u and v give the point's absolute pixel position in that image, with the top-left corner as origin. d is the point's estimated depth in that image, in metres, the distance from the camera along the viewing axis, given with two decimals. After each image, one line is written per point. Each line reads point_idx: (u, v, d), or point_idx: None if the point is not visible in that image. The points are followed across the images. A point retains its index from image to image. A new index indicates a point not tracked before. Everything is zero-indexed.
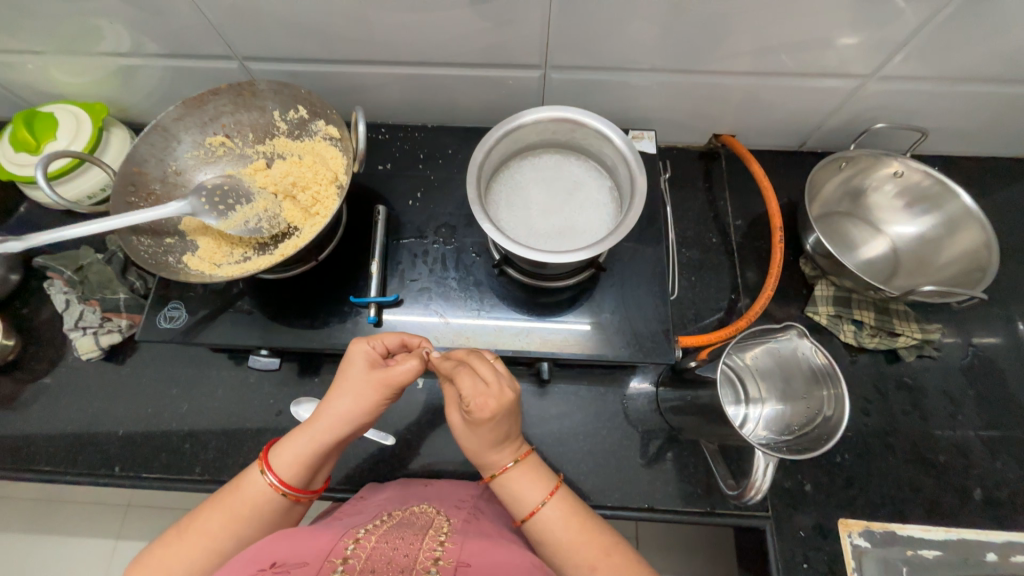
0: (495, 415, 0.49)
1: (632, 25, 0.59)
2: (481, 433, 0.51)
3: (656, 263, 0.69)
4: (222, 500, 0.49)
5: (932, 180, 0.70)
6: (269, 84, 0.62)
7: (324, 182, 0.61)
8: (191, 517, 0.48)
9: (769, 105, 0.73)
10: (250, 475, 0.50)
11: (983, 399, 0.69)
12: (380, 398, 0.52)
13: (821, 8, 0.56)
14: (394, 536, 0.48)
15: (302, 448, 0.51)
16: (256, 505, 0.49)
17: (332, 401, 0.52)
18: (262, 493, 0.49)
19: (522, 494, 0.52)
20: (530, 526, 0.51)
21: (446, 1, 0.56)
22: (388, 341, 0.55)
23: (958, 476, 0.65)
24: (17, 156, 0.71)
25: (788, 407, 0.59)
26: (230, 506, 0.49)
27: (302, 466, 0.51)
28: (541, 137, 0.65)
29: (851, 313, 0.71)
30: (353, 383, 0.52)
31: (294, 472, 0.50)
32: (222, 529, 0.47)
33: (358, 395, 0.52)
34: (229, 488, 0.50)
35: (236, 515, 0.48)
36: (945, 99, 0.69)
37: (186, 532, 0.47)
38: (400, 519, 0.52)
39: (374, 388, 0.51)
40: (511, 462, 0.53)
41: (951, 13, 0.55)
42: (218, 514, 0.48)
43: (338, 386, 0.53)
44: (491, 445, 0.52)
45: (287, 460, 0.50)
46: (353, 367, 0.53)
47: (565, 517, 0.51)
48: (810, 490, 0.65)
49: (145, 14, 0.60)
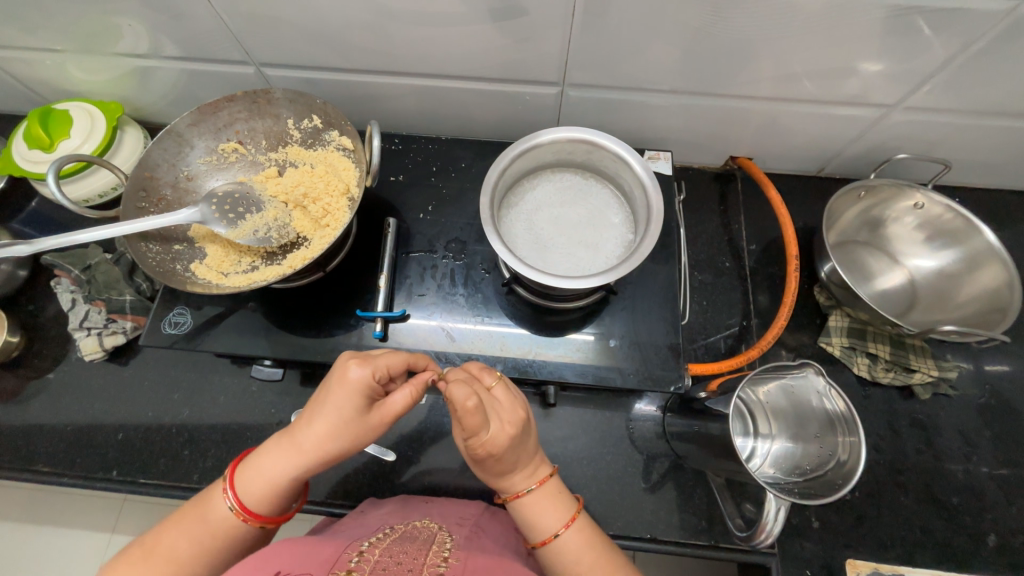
0: (496, 450, 0.47)
1: (653, 47, 0.58)
2: (484, 461, 0.50)
3: (668, 287, 0.67)
4: (187, 520, 0.47)
5: (953, 214, 0.68)
6: (284, 92, 0.61)
7: (335, 193, 0.60)
8: (162, 530, 0.47)
9: (788, 131, 0.72)
10: (216, 497, 0.49)
11: (999, 440, 0.67)
12: (371, 429, 0.50)
13: (848, 38, 0.55)
14: (398, 549, 0.47)
15: (281, 476, 0.49)
16: (225, 531, 0.48)
17: (318, 427, 0.49)
18: (231, 520, 0.48)
19: (536, 520, 0.51)
20: (542, 552, 0.51)
21: (466, 17, 0.56)
22: (389, 365, 0.51)
23: (971, 520, 0.63)
24: (31, 153, 0.71)
25: (799, 447, 0.58)
26: (198, 524, 0.47)
27: (276, 493, 0.49)
28: (556, 157, 0.65)
29: (866, 346, 0.69)
30: (343, 417, 0.49)
31: (266, 502, 0.49)
32: (191, 553, 0.46)
33: (348, 426, 0.49)
34: (200, 503, 0.49)
35: (204, 533, 0.47)
36: (970, 131, 0.67)
37: (155, 548, 0.46)
38: (402, 534, 0.51)
39: (372, 426, 0.49)
40: (531, 487, 0.52)
41: (982, 48, 0.54)
42: (186, 536, 0.47)
43: (324, 416, 0.49)
44: (496, 472, 0.51)
45: (261, 492, 0.48)
46: (346, 398, 0.49)
47: (575, 541, 0.50)
48: (818, 527, 0.63)
49: (164, 17, 0.60)
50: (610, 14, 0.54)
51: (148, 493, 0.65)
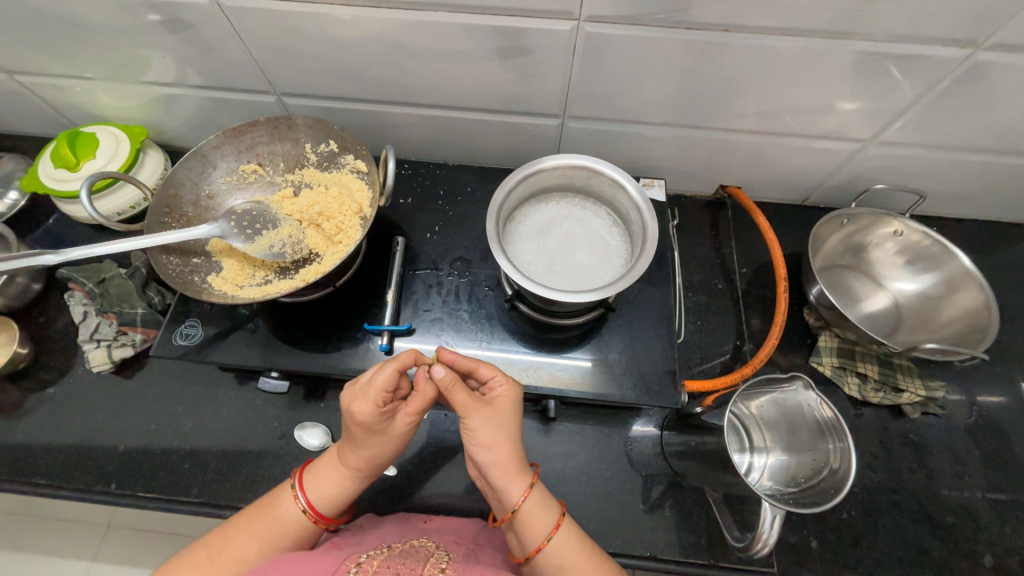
0: (518, 399, 0.55)
1: (647, 83, 0.63)
2: (507, 425, 0.52)
3: (663, 306, 0.70)
4: (250, 523, 0.51)
5: (931, 240, 0.72)
6: (304, 119, 0.65)
7: (348, 213, 0.63)
8: (222, 537, 0.50)
9: (773, 162, 0.77)
10: (281, 499, 0.53)
11: (989, 459, 0.69)
12: (408, 434, 0.54)
13: (823, 79, 0.60)
14: (396, 561, 0.49)
15: (341, 485, 0.54)
16: (293, 533, 0.52)
17: (362, 450, 0.52)
18: (297, 518, 0.52)
19: (527, 527, 0.50)
20: (554, 547, 0.50)
21: (475, 55, 0.61)
22: (381, 382, 0.50)
23: (966, 539, 0.64)
24: (57, 172, 0.75)
25: (794, 458, 0.59)
26: (260, 526, 0.51)
27: (337, 501, 0.54)
28: (558, 182, 0.69)
29: (855, 366, 0.71)
30: (379, 435, 0.52)
31: (334, 504, 0.54)
32: (256, 554, 0.50)
33: (388, 442, 0.52)
34: (262, 508, 0.53)
35: (265, 536, 0.51)
36: (942, 165, 0.72)
37: (217, 552, 0.49)
38: (400, 549, 0.52)
39: (405, 431, 0.53)
40: (524, 494, 0.51)
41: (946, 89, 0.59)
42: (249, 538, 0.50)
43: (361, 441, 0.52)
44: (515, 444, 0.53)
45: (326, 496, 0.53)
46: (370, 421, 0.50)
47: (571, 540, 0.51)
48: (816, 546, 0.63)
49: (196, 51, 0.65)
50: (607, 53, 0.59)
51: (146, 506, 0.65)
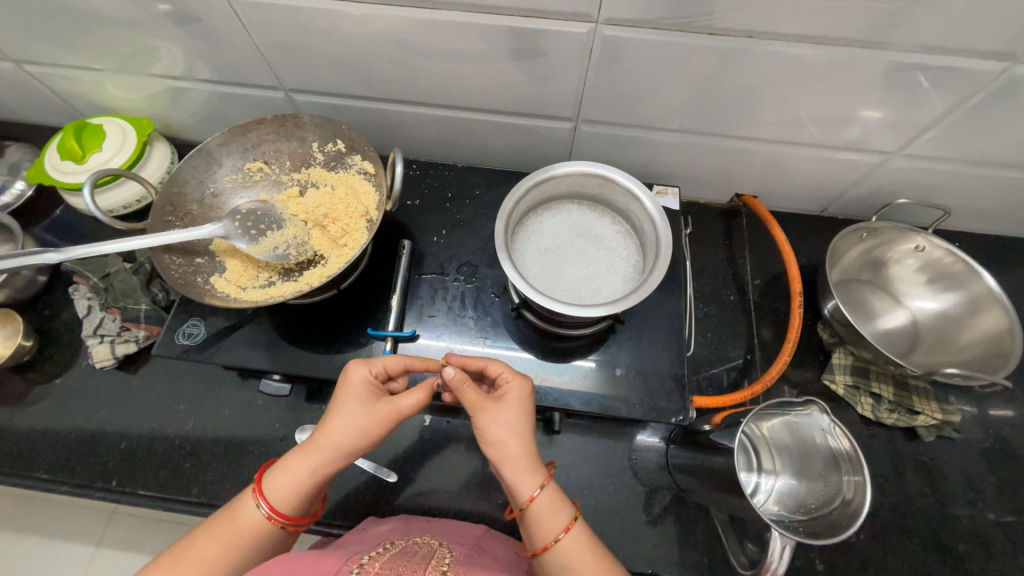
0: (527, 397, 0.54)
1: (664, 89, 0.61)
2: (517, 424, 0.51)
3: (673, 318, 0.69)
4: (213, 526, 0.48)
5: (954, 258, 0.70)
6: (312, 117, 0.64)
7: (355, 215, 0.62)
8: (186, 543, 0.47)
9: (792, 172, 0.75)
10: (244, 501, 0.49)
11: (1004, 485, 0.67)
12: (383, 425, 0.52)
13: (850, 88, 0.57)
14: (398, 562, 0.49)
15: (302, 479, 0.49)
16: (253, 534, 0.48)
17: (331, 427, 0.50)
18: (258, 522, 0.48)
19: (537, 527, 0.49)
20: (564, 546, 0.48)
21: (488, 54, 0.59)
22: (388, 364, 0.56)
23: (977, 568, 0.62)
24: (63, 164, 0.74)
25: (803, 484, 0.57)
26: (225, 534, 0.47)
27: (296, 496, 0.49)
28: (570, 188, 0.67)
29: (870, 386, 0.69)
30: (353, 411, 0.51)
31: (293, 503, 0.49)
32: (218, 559, 0.46)
33: (358, 423, 0.51)
34: (225, 513, 0.49)
35: (230, 544, 0.47)
36: (967, 180, 0.70)
37: (182, 560, 0.45)
38: (402, 549, 0.53)
39: (380, 417, 0.51)
40: (537, 490, 0.49)
41: (979, 102, 0.56)
42: (211, 540, 0.47)
43: (336, 415, 0.51)
44: (527, 442, 0.51)
45: (286, 492, 0.49)
46: (348, 391, 0.52)
47: (580, 542, 0.49)
48: (823, 570, 0.62)
49: (203, 44, 0.64)
50: (624, 57, 0.57)
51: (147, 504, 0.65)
